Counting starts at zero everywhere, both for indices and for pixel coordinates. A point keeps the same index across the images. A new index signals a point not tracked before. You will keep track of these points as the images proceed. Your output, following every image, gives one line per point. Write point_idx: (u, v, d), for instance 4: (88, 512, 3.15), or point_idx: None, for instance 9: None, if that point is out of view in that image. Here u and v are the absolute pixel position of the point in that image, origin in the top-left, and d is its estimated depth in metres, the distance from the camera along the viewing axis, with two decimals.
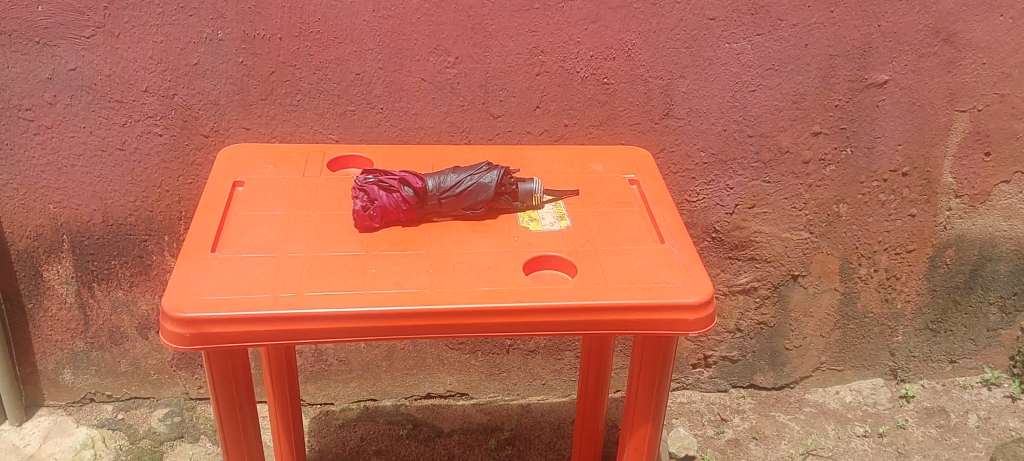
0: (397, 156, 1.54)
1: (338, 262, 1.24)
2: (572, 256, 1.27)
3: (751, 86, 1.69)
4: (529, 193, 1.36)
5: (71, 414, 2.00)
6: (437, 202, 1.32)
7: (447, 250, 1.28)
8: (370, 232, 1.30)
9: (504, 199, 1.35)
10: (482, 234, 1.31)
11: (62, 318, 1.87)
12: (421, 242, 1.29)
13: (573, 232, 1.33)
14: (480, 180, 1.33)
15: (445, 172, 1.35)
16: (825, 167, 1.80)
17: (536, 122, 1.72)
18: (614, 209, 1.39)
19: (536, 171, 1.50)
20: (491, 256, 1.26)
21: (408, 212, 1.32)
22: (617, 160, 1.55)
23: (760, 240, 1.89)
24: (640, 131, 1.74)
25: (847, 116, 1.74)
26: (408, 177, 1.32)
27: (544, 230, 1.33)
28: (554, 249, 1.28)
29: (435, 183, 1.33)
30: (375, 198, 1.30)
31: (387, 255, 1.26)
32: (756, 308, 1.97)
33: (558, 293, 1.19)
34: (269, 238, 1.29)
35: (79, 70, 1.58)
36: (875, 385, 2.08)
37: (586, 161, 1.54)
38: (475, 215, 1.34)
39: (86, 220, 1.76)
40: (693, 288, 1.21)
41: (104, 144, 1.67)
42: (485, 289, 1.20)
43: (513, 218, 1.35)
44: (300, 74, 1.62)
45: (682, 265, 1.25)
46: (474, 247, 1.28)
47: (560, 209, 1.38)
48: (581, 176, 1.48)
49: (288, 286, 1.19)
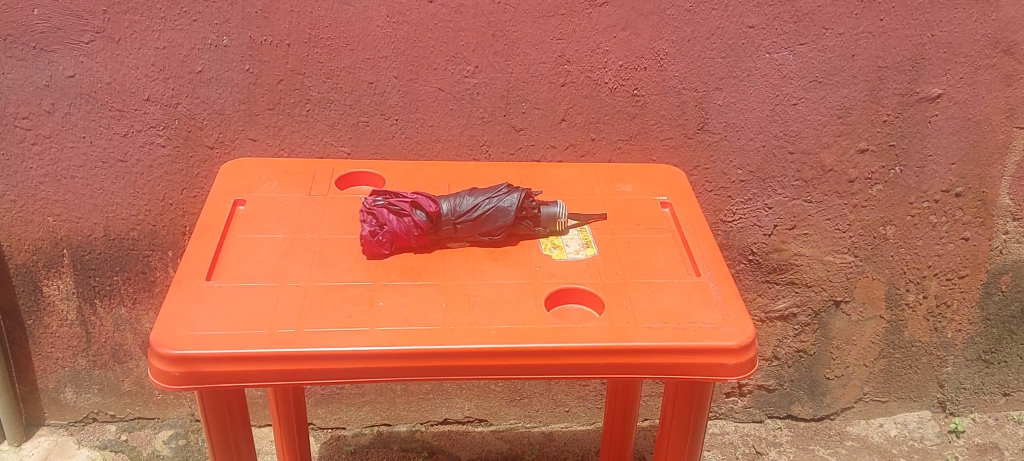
0: (411, 173, 1.43)
1: (344, 293, 1.15)
2: (598, 290, 1.16)
3: (793, 100, 1.57)
4: (551, 218, 1.25)
5: (73, 435, 1.92)
6: (452, 227, 1.22)
7: (460, 281, 1.17)
8: (379, 260, 1.20)
9: (525, 224, 1.24)
10: (500, 263, 1.21)
11: (63, 336, 1.78)
12: (433, 273, 1.19)
13: (600, 262, 1.22)
14: (498, 203, 1.22)
15: (461, 193, 1.24)
16: (871, 186, 1.68)
17: (560, 136, 1.61)
18: (643, 236, 1.28)
19: (558, 191, 1.38)
20: (509, 289, 1.16)
21: (420, 238, 1.21)
22: (648, 179, 1.43)
23: (801, 263, 1.76)
24: (672, 146, 1.62)
25: (897, 132, 1.62)
26: (421, 200, 1.21)
27: (567, 259, 1.22)
28: (579, 281, 1.18)
29: (449, 206, 1.22)
30: (386, 222, 1.19)
31: (397, 287, 1.16)
32: (795, 335, 1.84)
33: (582, 334, 1.09)
34: (269, 264, 1.19)
35: (78, 77, 1.49)
36: (922, 418, 1.95)
37: (614, 181, 1.42)
38: (493, 242, 1.24)
39: (87, 234, 1.67)
40: (731, 329, 1.10)
41: (105, 155, 1.58)
42: (502, 329, 1.10)
43: (534, 245, 1.25)
44: (310, 83, 1.52)
45: (719, 303, 1.14)
46: (491, 278, 1.18)
47: (585, 235, 1.27)
48: (607, 197, 1.37)
49: (288, 321, 1.10)
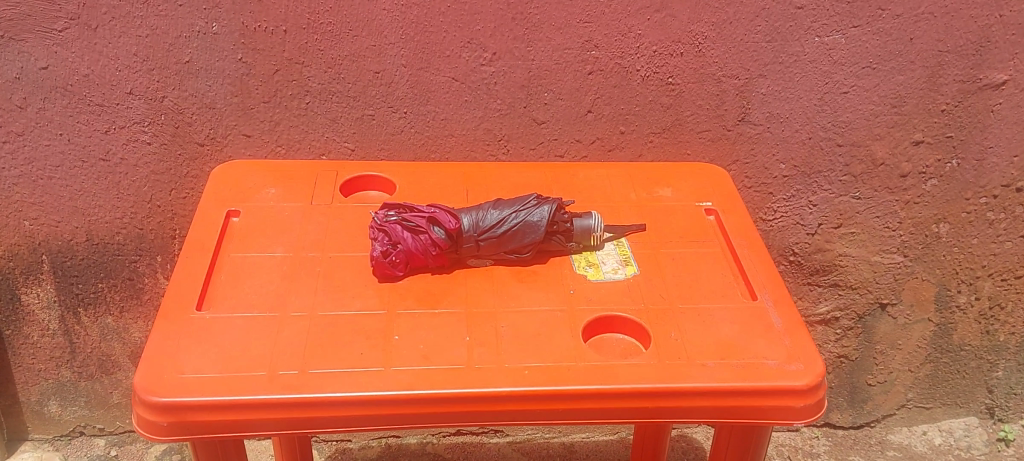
0: (423, 176, 1.27)
1: (353, 324, 1.01)
2: (643, 318, 1.02)
3: (843, 88, 1.41)
4: (585, 232, 1.11)
5: (59, 450, 1.79)
6: (474, 245, 1.07)
7: (485, 309, 1.03)
8: (393, 283, 1.06)
9: (556, 239, 1.10)
10: (529, 287, 1.07)
11: (45, 346, 1.64)
12: (455, 299, 1.04)
13: (643, 282, 1.08)
14: (526, 218, 1.08)
15: (483, 205, 1.10)
16: (925, 181, 1.52)
17: (586, 129, 1.46)
18: (688, 253, 1.13)
19: (590, 197, 1.23)
20: (540, 319, 1.02)
21: (438, 258, 1.07)
22: (689, 182, 1.27)
23: (845, 264, 1.62)
24: (709, 139, 1.47)
25: (955, 122, 1.46)
26: (439, 215, 1.07)
27: (605, 280, 1.08)
28: (620, 308, 1.04)
29: (471, 221, 1.07)
30: (400, 241, 1.05)
31: (414, 316, 1.02)
32: (836, 340, 1.72)
33: (627, 373, 0.95)
34: (268, 290, 1.05)
35: (52, 69, 1.33)
36: (969, 426, 1.82)
37: (652, 182, 1.27)
38: (521, 260, 1.09)
39: (68, 239, 1.52)
40: (797, 366, 0.97)
41: (85, 154, 1.43)
42: (536, 367, 0.96)
43: (567, 265, 1.10)
44: (308, 73, 1.36)
45: (781, 334, 1.01)
46: (519, 305, 1.04)
47: (623, 250, 1.13)
48: (645, 204, 1.22)
49: (290, 359, 0.96)
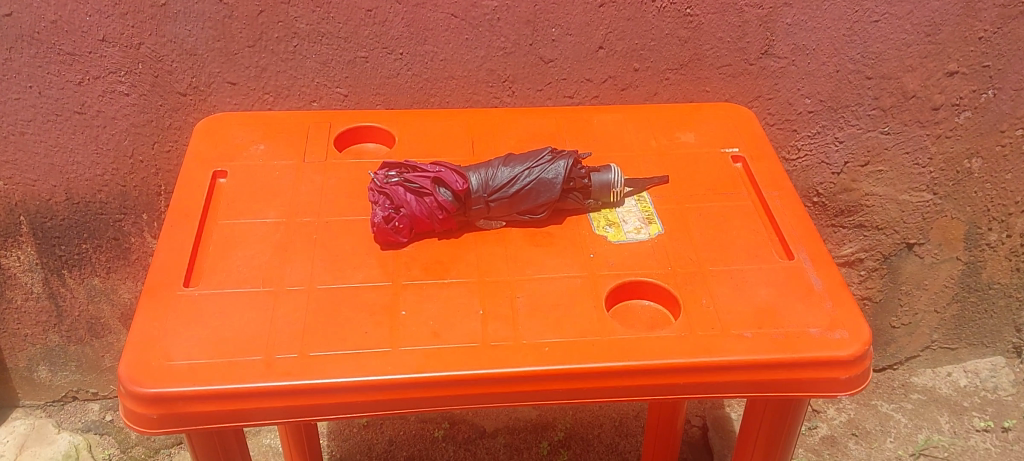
0: (424, 126, 1.17)
1: (356, 298, 0.92)
2: (671, 283, 0.94)
3: (874, 16, 1.29)
4: (604, 188, 1.02)
5: (51, 416, 1.71)
6: (485, 207, 0.98)
7: (499, 279, 0.95)
8: (397, 250, 0.98)
9: (573, 197, 1.01)
10: (546, 251, 0.98)
11: (30, 310, 1.56)
12: (465, 268, 0.96)
13: (668, 242, 0.99)
14: (541, 175, 0.98)
15: (493, 162, 1.00)
16: (958, 114, 1.41)
17: (598, 67, 1.35)
18: (717, 208, 1.04)
19: (607, 146, 1.13)
20: (559, 289, 0.94)
21: (445, 221, 0.97)
22: (713, 127, 1.17)
23: (872, 203, 1.53)
24: (730, 74, 1.37)
25: (993, 50, 1.33)
26: (445, 174, 0.97)
27: (626, 241, 0.99)
28: (645, 272, 0.95)
29: (480, 180, 0.98)
30: (403, 204, 0.96)
31: (421, 288, 0.93)
32: (860, 282, 1.65)
33: (657, 347, 0.88)
34: (260, 262, 0.96)
35: (15, 16, 1.22)
36: (996, 366, 1.75)
37: (672, 126, 1.17)
38: (535, 220, 1.00)
39: (46, 198, 1.42)
40: (841, 333, 0.89)
41: (59, 107, 1.32)
42: (557, 343, 0.88)
43: (586, 225, 1.01)
44: (295, 13, 1.25)
45: (822, 297, 0.92)
46: (536, 273, 0.95)
47: (645, 205, 1.04)
48: (667, 153, 1.12)
49: (288, 339, 0.88)
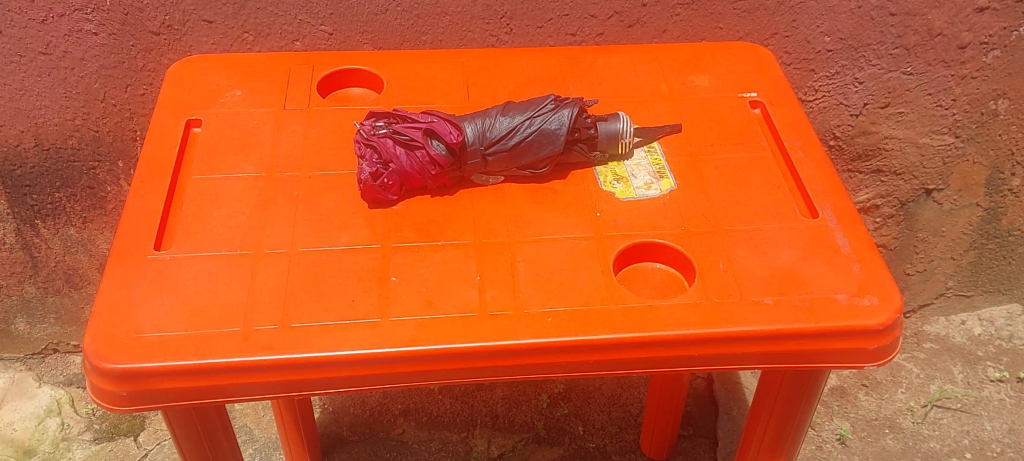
0: (416, 70, 1.08)
1: (342, 263, 0.85)
2: (684, 245, 0.86)
3: None
4: (611, 139, 0.93)
5: (32, 370, 1.65)
6: (482, 161, 0.90)
7: (498, 241, 0.87)
8: (387, 208, 0.90)
9: (578, 149, 0.93)
10: (549, 210, 0.90)
11: (4, 262, 1.49)
12: (461, 230, 0.88)
13: (681, 199, 0.92)
14: (543, 126, 0.90)
15: (490, 111, 0.92)
16: (986, 53, 1.30)
17: (603, 2, 1.25)
18: (734, 160, 0.96)
19: (614, 91, 1.05)
20: (563, 253, 0.86)
21: (439, 176, 0.90)
22: (729, 70, 1.08)
23: (891, 147, 1.44)
24: (745, 10, 1.27)
25: None
26: (437, 124, 0.89)
27: (636, 198, 0.92)
28: (656, 232, 0.88)
29: (476, 130, 0.90)
30: (392, 159, 0.88)
31: (413, 251, 0.86)
32: (875, 228, 1.57)
33: (670, 317, 0.80)
34: (238, 221, 0.88)
35: None
36: (1012, 314, 1.69)
37: (684, 68, 1.08)
38: (537, 175, 0.93)
39: (14, 145, 1.33)
40: (871, 299, 0.81)
41: (22, 48, 1.23)
42: (561, 313, 0.81)
43: (592, 180, 0.94)
44: None
45: (849, 259, 0.85)
46: (538, 234, 0.88)
47: (655, 158, 0.96)
48: (679, 98, 1.04)
49: (268, 308, 0.81)
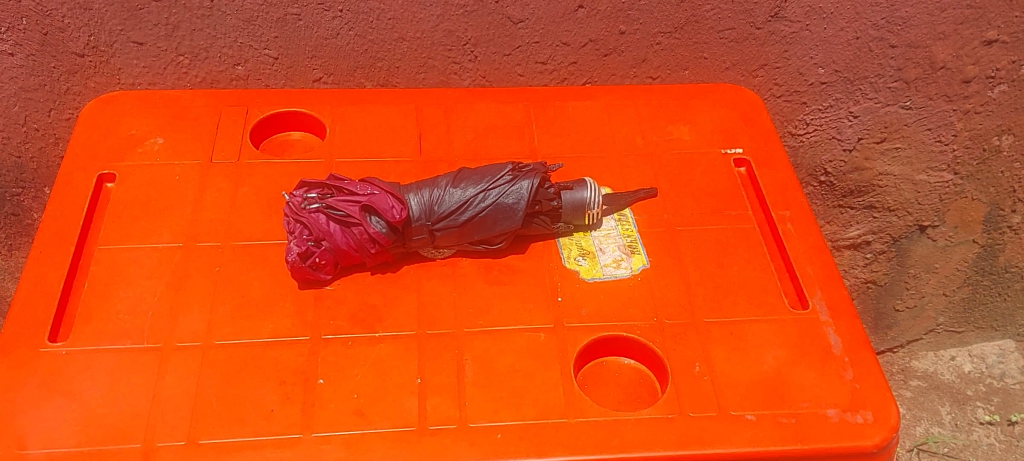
0: (363, 113, 0.96)
1: (262, 360, 0.74)
2: (657, 342, 0.76)
3: None
4: (577, 210, 0.82)
5: None
6: (429, 236, 0.79)
7: (443, 332, 0.76)
8: (319, 289, 0.79)
9: (538, 222, 0.82)
10: (503, 293, 0.79)
11: None
12: (402, 317, 0.77)
13: (656, 280, 0.81)
14: (499, 199, 0.79)
15: (439, 179, 0.81)
16: (993, 88, 1.10)
17: (577, 29, 1.13)
18: (714, 233, 0.85)
19: (584, 144, 0.94)
20: (518, 348, 0.75)
21: (379, 255, 0.79)
22: (711, 120, 0.97)
23: (885, 183, 1.28)
24: (733, 39, 1.16)
25: None
26: (377, 198, 0.78)
27: (604, 278, 0.81)
28: (626, 324, 0.77)
29: (422, 203, 0.79)
30: (325, 236, 0.77)
31: (346, 345, 0.75)
32: (866, 264, 1.43)
33: (636, 436, 0.70)
34: (146, 306, 0.77)
35: None
36: (1004, 351, 1.51)
37: (662, 117, 0.97)
38: (492, 251, 0.82)
39: None
40: (864, 415, 0.72)
41: None
42: (510, 427, 0.70)
43: (554, 255, 0.83)
44: None
45: (842, 364, 0.75)
46: (489, 324, 0.77)
47: (627, 229, 0.85)
48: (656, 154, 0.93)
49: (173, 420, 0.70)
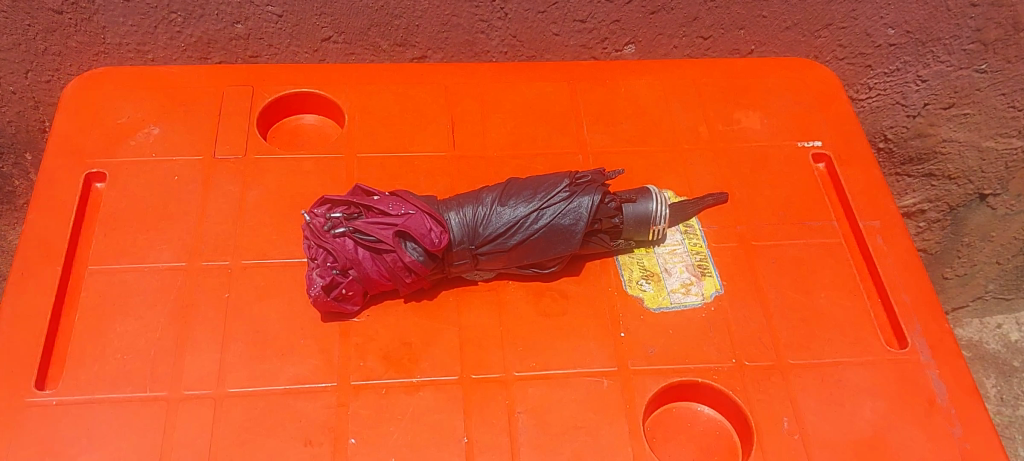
0: (385, 94, 0.83)
1: (286, 413, 0.64)
2: (738, 391, 0.66)
3: None
4: (640, 224, 0.71)
5: None
6: (471, 261, 0.68)
7: (491, 377, 0.66)
8: (344, 322, 0.68)
9: (596, 240, 0.71)
10: (558, 327, 0.69)
11: None
12: (443, 358, 0.67)
13: (730, 311, 0.70)
14: (554, 220, 0.68)
15: (485, 194, 0.69)
16: None
17: None
18: (797, 250, 0.74)
19: (641, 136, 0.82)
20: (577, 399, 0.65)
21: (414, 283, 0.68)
22: (787, 104, 0.85)
23: (950, 151, 0.96)
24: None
25: None
26: (412, 220, 0.66)
27: (671, 308, 0.70)
28: (700, 368, 0.67)
29: (464, 223, 0.68)
30: (352, 264, 0.66)
31: (381, 394, 0.65)
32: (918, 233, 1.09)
33: None
34: (147, 345, 0.67)
35: None
36: None
37: (729, 102, 0.85)
38: (542, 274, 0.71)
39: None
40: None
41: None
42: None
43: (613, 278, 0.72)
44: None
45: (948, 417, 0.66)
46: (543, 367, 0.67)
47: (695, 244, 0.74)
48: (725, 149, 0.81)
49: None
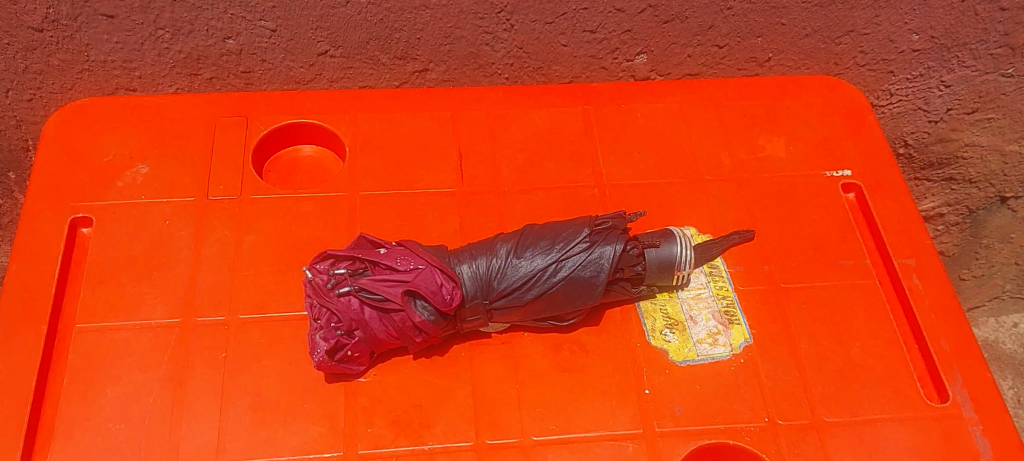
0: (388, 123, 0.78)
1: None
2: (772, 454, 0.62)
3: None
4: (663, 270, 0.66)
5: None
6: (485, 316, 0.64)
7: (509, 442, 0.62)
8: (350, 383, 0.64)
9: (618, 289, 0.66)
10: (578, 384, 0.65)
11: None
12: (457, 421, 0.63)
13: (760, 363, 0.66)
14: (573, 272, 0.63)
15: (499, 244, 0.65)
16: None
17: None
18: (829, 293, 0.70)
19: (661, 166, 0.77)
20: None
21: (424, 341, 0.63)
22: (813, 129, 0.81)
23: (972, 156, 0.90)
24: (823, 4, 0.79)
25: None
26: (422, 274, 0.62)
27: (698, 360, 0.66)
28: (731, 428, 0.63)
29: (477, 277, 0.63)
30: (358, 325, 0.61)
31: None
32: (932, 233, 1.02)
33: None
34: (141, 412, 0.62)
35: None
36: None
37: (752, 127, 0.80)
38: (560, 325, 0.67)
39: None
40: None
41: None
42: None
43: (636, 328, 0.68)
44: None
45: None
46: (564, 430, 0.63)
47: (720, 287, 0.70)
48: (749, 180, 0.77)
49: None
